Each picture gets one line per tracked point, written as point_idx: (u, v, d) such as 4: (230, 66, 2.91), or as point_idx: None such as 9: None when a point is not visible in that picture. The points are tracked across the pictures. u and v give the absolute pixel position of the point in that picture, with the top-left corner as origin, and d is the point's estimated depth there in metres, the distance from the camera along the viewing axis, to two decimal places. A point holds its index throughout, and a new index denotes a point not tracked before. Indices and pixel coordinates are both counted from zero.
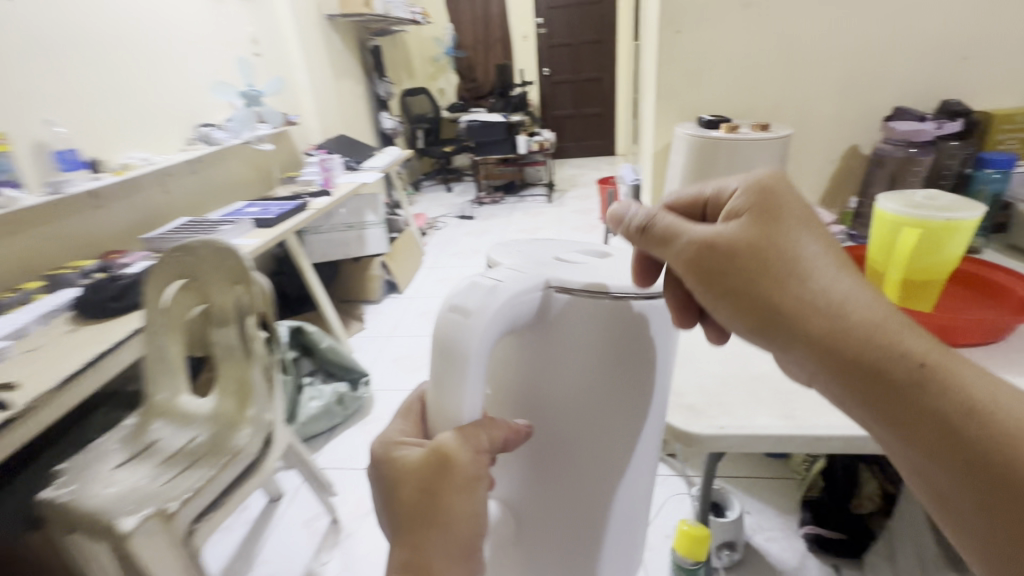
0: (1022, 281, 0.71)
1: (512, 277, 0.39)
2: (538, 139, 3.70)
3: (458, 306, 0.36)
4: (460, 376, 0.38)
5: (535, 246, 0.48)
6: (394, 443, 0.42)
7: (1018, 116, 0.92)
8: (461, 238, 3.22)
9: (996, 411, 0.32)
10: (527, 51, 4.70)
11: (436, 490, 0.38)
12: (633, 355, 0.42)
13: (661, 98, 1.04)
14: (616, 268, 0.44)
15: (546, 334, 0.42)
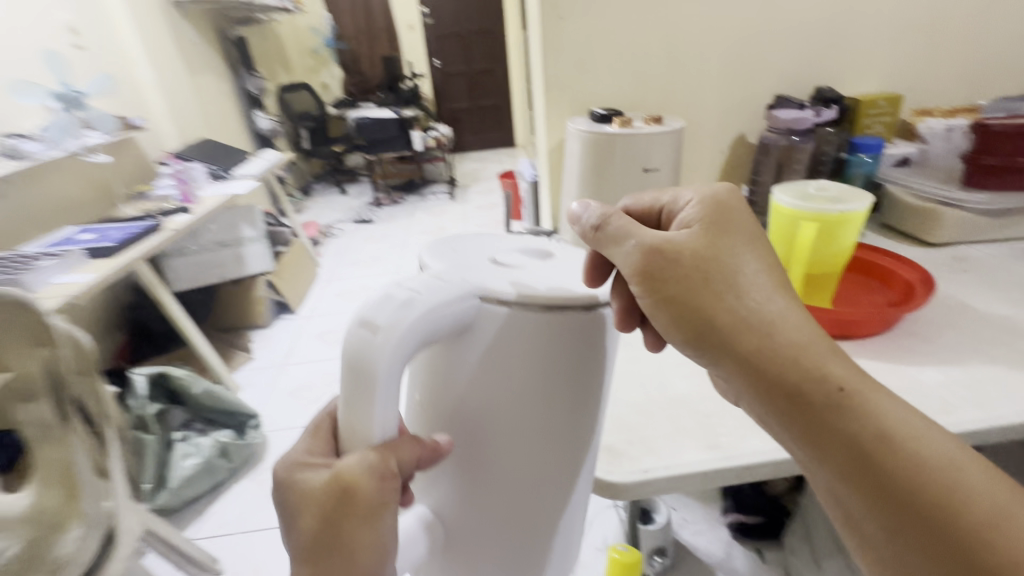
0: (902, 264, 0.75)
1: (435, 287, 0.35)
2: (434, 134, 3.55)
3: (367, 321, 0.33)
4: (369, 396, 0.34)
5: (478, 246, 0.45)
6: (298, 462, 0.37)
7: (880, 101, 0.97)
8: (360, 244, 2.99)
9: (903, 442, 0.32)
10: (415, 42, 4.50)
11: (339, 520, 0.34)
12: (566, 363, 0.39)
13: (551, 90, 0.96)
14: (549, 271, 0.41)
15: (475, 344, 0.38)
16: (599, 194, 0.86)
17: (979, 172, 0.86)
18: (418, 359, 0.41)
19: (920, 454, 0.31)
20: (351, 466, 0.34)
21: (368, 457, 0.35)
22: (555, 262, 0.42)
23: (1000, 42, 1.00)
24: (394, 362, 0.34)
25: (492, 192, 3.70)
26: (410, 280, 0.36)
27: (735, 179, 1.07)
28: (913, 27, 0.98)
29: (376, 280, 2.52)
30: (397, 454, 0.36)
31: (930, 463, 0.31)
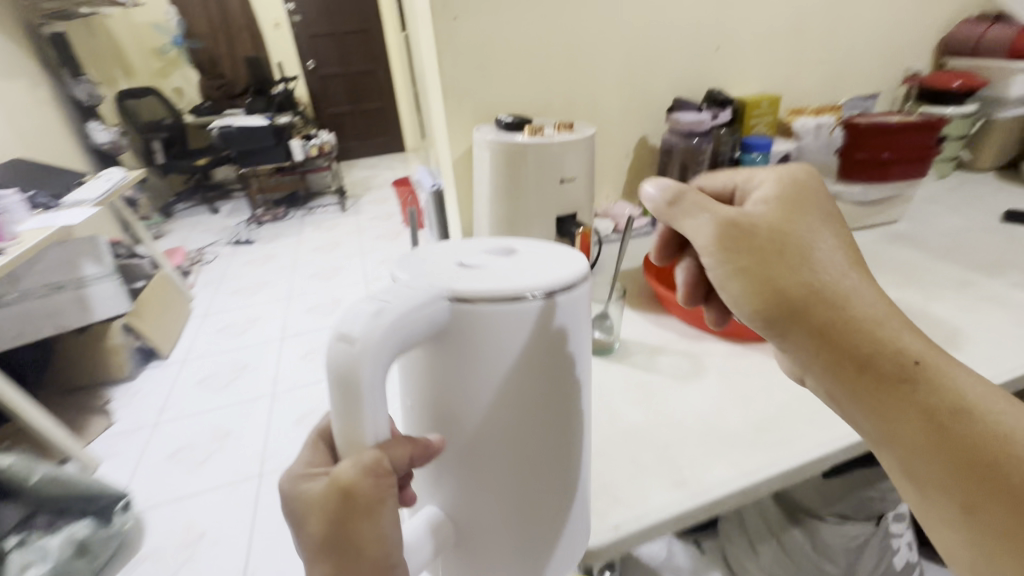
0: None
1: (407, 295, 0.33)
2: (316, 142, 3.26)
3: (342, 335, 0.30)
4: (350, 412, 0.32)
5: (448, 249, 0.42)
6: (296, 472, 0.35)
7: (763, 102, 1.03)
8: (240, 269, 2.65)
9: (983, 412, 0.30)
10: (282, 41, 4.09)
11: (340, 525, 0.31)
12: (550, 351, 0.38)
13: (450, 96, 0.87)
14: (518, 267, 0.39)
15: (455, 343, 0.36)
16: (516, 208, 0.80)
17: (853, 166, 0.92)
18: (402, 359, 0.39)
19: (1003, 426, 0.29)
20: (344, 468, 0.32)
21: (359, 458, 0.32)
22: (523, 257, 0.41)
23: (851, 47, 1.11)
24: (376, 373, 0.31)
25: (386, 200, 3.51)
26: (384, 288, 0.33)
27: (640, 181, 1.08)
28: (783, 33, 1.05)
29: (264, 308, 2.24)
30: (387, 454, 0.33)
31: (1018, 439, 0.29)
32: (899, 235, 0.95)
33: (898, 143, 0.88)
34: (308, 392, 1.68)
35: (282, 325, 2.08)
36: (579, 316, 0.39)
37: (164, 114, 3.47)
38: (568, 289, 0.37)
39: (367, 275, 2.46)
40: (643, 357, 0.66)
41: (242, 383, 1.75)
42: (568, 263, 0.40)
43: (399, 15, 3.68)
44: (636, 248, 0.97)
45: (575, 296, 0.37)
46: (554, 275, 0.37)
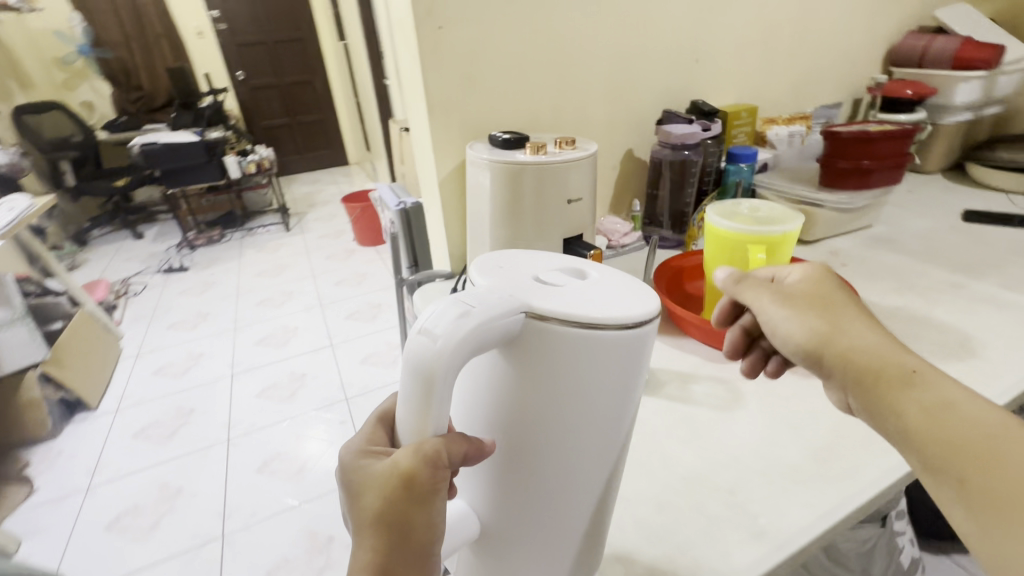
0: None
1: (490, 302, 0.35)
2: (253, 158, 3.04)
3: (425, 329, 0.34)
4: (422, 401, 0.35)
5: (527, 261, 0.45)
6: (359, 448, 0.38)
7: (742, 113, 1.03)
8: (175, 300, 2.41)
9: (965, 411, 0.33)
10: (207, 50, 3.80)
11: (397, 505, 0.35)
12: (613, 379, 0.39)
13: (436, 113, 0.80)
14: (597, 295, 0.40)
15: (524, 355, 0.38)
16: (519, 231, 0.74)
17: (836, 175, 0.94)
18: (466, 365, 0.41)
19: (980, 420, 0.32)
20: (405, 454, 0.35)
21: (421, 447, 0.35)
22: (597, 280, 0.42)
23: (814, 58, 1.15)
24: (451, 367, 0.34)
25: (334, 217, 3.33)
26: (470, 294, 0.36)
27: (626, 194, 1.05)
28: (755, 45, 1.07)
29: (206, 343, 2.03)
30: (446, 449, 0.36)
31: (998, 432, 0.31)
32: (879, 238, 0.98)
33: (877, 151, 0.90)
34: (270, 433, 1.54)
35: (231, 361, 1.90)
36: (647, 351, 0.39)
37: (72, 130, 3.11)
38: (644, 324, 0.37)
39: (322, 298, 2.31)
40: (676, 387, 0.62)
41: (191, 431, 1.57)
42: (635, 293, 0.41)
43: (337, 23, 3.52)
44: (633, 264, 0.94)
45: (647, 333, 0.38)
46: (624, 309, 0.37)
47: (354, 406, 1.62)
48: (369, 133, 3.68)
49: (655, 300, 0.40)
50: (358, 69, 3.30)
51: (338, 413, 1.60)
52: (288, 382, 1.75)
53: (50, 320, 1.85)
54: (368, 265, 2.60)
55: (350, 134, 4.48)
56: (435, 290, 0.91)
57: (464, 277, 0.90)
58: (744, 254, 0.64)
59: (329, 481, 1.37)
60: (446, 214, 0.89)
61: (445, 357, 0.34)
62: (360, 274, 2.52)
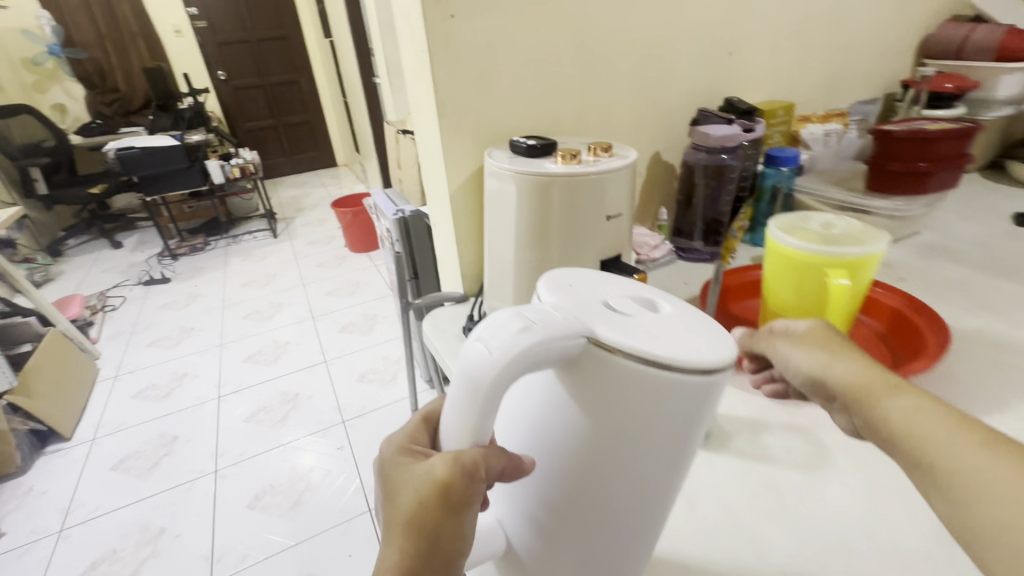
0: (895, 293, 0.67)
1: (553, 322, 0.34)
2: (237, 162, 2.90)
3: (483, 339, 0.33)
4: (471, 413, 0.35)
5: (601, 282, 0.41)
6: (400, 446, 0.40)
7: (779, 110, 0.94)
8: (156, 314, 2.28)
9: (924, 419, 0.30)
10: (186, 50, 3.63)
11: (431, 511, 0.36)
12: (672, 422, 0.36)
13: (449, 115, 0.70)
14: (671, 328, 0.36)
15: (579, 379, 0.36)
16: (549, 253, 0.64)
17: (887, 178, 0.86)
18: (530, 380, 0.41)
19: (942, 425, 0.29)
20: (442, 463, 0.35)
21: (459, 459, 0.35)
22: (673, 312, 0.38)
23: (847, 50, 1.07)
24: (502, 382, 0.33)
25: (323, 222, 3.20)
26: (536, 308, 0.35)
27: (653, 201, 0.96)
28: (789, 36, 0.97)
29: (191, 361, 1.90)
30: (484, 463, 0.36)
31: (965, 433, 0.28)
32: (932, 246, 0.89)
33: (936, 153, 0.81)
34: (262, 462, 1.42)
35: (217, 381, 1.77)
36: (712, 395, 0.36)
37: (44, 135, 2.95)
38: (714, 368, 0.34)
39: (313, 310, 2.19)
40: (748, 440, 0.53)
41: (175, 462, 1.45)
42: (708, 331, 0.37)
43: (322, 20, 3.38)
44: (667, 281, 0.85)
45: (717, 378, 0.34)
46: (698, 353, 0.34)
47: (352, 430, 1.51)
48: (358, 133, 3.55)
49: (727, 341, 0.35)
50: (346, 67, 3.17)
51: (334, 438, 1.49)
52: (280, 404, 1.64)
53: (17, 344, 1.72)
54: (361, 273, 2.48)
55: (338, 135, 4.34)
56: (447, 314, 0.81)
57: (480, 300, 0.79)
58: (818, 279, 0.55)
59: (327, 516, 1.25)
60: (460, 230, 0.79)
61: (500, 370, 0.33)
62: (353, 283, 2.40)
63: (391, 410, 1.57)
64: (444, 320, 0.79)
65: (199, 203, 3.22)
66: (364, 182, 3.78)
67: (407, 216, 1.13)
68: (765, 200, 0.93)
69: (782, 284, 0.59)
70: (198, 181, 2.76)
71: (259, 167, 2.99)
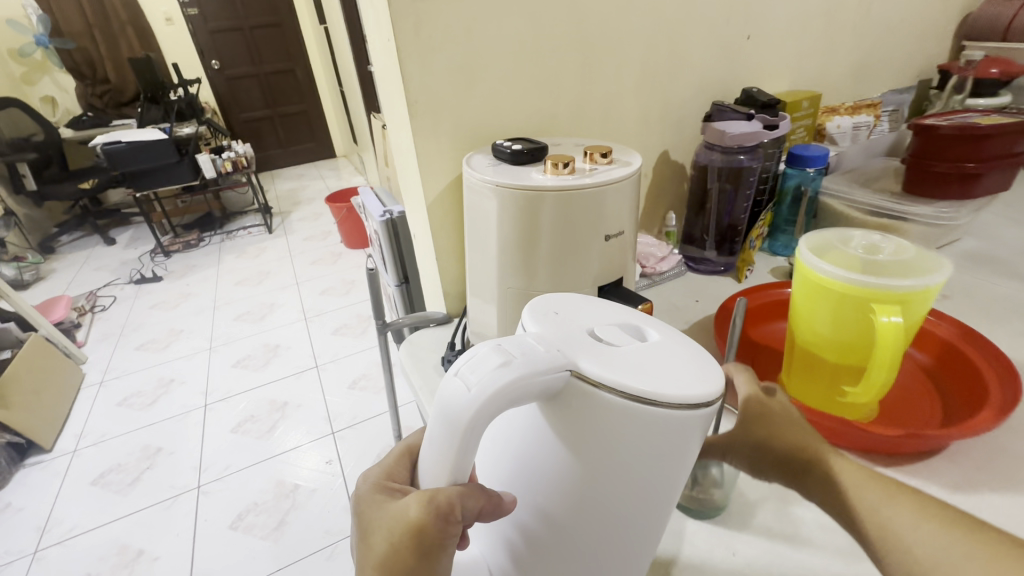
0: (952, 327, 0.57)
1: (533, 353, 0.27)
2: (229, 155, 2.80)
3: (460, 376, 0.27)
4: (452, 448, 0.29)
5: (591, 308, 0.34)
6: (377, 481, 0.35)
7: (803, 102, 0.83)
8: (146, 315, 2.21)
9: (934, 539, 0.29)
10: (178, 38, 3.52)
11: (405, 558, 0.30)
12: (653, 466, 0.29)
13: (423, 114, 0.60)
14: (658, 357, 0.29)
15: (556, 419, 0.30)
16: (537, 278, 0.55)
17: (928, 180, 0.76)
18: (504, 416, 0.34)
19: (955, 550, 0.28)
20: (415, 503, 0.30)
21: (434, 499, 0.30)
22: (664, 338, 0.31)
23: (879, 33, 0.96)
24: (480, 425, 0.27)
25: (320, 216, 3.11)
26: (516, 338, 0.29)
27: (661, 205, 0.86)
28: (816, 17, 0.86)
29: (178, 366, 1.83)
30: (461, 503, 0.30)
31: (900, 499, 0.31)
32: (977, 256, 0.79)
33: (987, 152, 0.71)
34: (246, 477, 1.36)
35: (205, 388, 1.70)
36: (705, 431, 0.29)
37: (34, 129, 2.85)
38: (706, 403, 0.27)
39: (306, 311, 2.10)
40: (773, 511, 0.44)
41: (157, 476, 1.39)
42: (699, 358, 0.30)
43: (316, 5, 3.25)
44: (675, 297, 0.75)
45: (707, 412, 0.28)
46: (690, 388, 0.27)
47: (342, 443, 1.43)
48: (355, 124, 3.44)
49: (713, 366, 0.29)
50: (340, 55, 3.04)
51: (322, 451, 1.42)
52: (268, 414, 1.57)
53: None
54: (356, 271, 2.40)
55: (336, 126, 4.23)
56: (427, 339, 0.72)
57: (463, 323, 0.70)
58: (865, 316, 0.45)
59: (312, 538, 1.19)
60: (441, 245, 0.69)
61: (476, 412, 0.27)
62: (348, 282, 2.31)
63: (384, 420, 1.49)
64: (423, 346, 0.70)
65: (193, 198, 3.14)
66: (363, 174, 3.68)
67: (395, 216, 0.98)
68: (787, 202, 0.83)
69: (819, 312, 0.48)
70: (189, 177, 2.68)
71: (252, 161, 2.89)
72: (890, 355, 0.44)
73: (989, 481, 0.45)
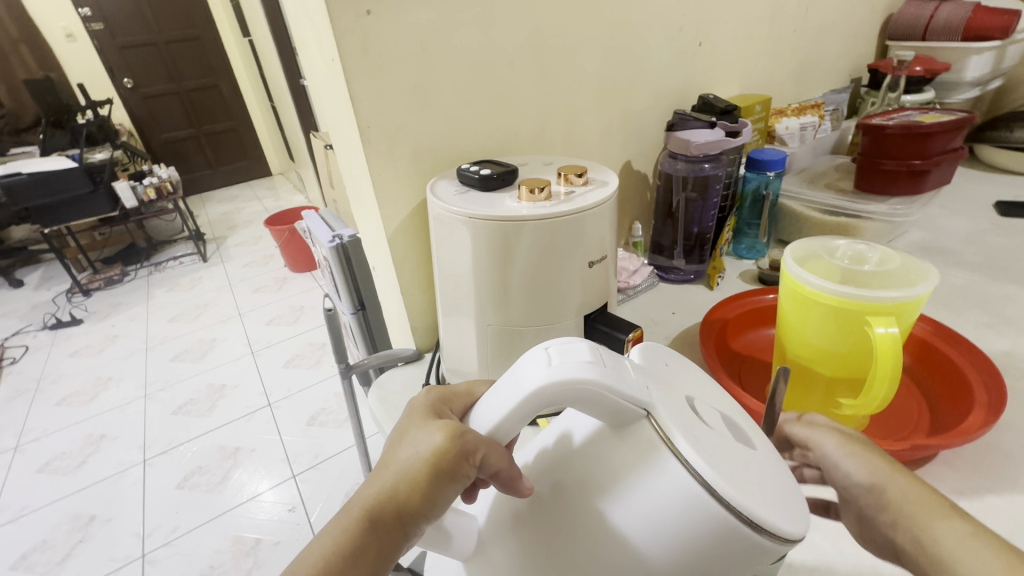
0: (927, 327, 0.58)
1: (625, 374, 0.27)
2: (152, 181, 2.58)
3: (550, 349, 0.27)
4: (503, 414, 0.28)
5: (697, 381, 0.34)
6: (432, 396, 0.34)
7: (755, 107, 0.85)
8: (66, 364, 1.98)
9: (890, 486, 0.31)
10: (81, 56, 3.24)
11: (416, 470, 0.30)
12: (683, 556, 0.26)
13: (377, 140, 0.55)
14: (751, 464, 0.27)
15: (617, 447, 0.28)
16: (518, 315, 0.51)
17: (880, 178, 0.78)
18: (557, 446, 0.32)
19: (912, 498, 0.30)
20: (449, 428, 0.30)
21: (463, 436, 0.29)
22: (767, 456, 0.29)
23: (815, 38, 0.99)
24: (538, 403, 0.27)
25: (259, 239, 2.93)
26: (617, 355, 0.28)
27: (629, 214, 0.85)
28: (759, 24, 0.88)
29: (106, 421, 1.64)
30: (485, 453, 0.29)
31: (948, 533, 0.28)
32: (926, 247, 0.82)
33: (932, 150, 0.74)
34: (198, 538, 1.23)
35: (142, 441, 1.54)
36: (768, 560, 0.26)
37: None
38: (778, 538, 0.24)
39: (253, 343, 1.96)
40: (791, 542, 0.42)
41: (91, 550, 1.23)
42: (796, 493, 0.28)
43: (238, 17, 3.08)
44: (652, 310, 0.74)
45: (776, 549, 0.25)
46: (777, 519, 0.24)
47: (304, 485, 1.33)
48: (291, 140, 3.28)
49: (806, 513, 0.26)
50: (269, 69, 2.89)
51: (282, 496, 1.31)
52: (218, 463, 1.43)
53: None
54: (304, 296, 2.26)
55: (270, 144, 4.02)
56: (397, 380, 0.66)
57: (438, 359, 0.65)
58: (860, 330, 0.44)
59: None
60: (404, 278, 0.64)
61: (544, 393, 0.26)
62: (297, 308, 2.18)
63: (348, 456, 1.40)
64: (395, 389, 0.64)
65: (112, 229, 2.87)
66: (303, 193, 3.51)
67: (345, 240, 0.90)
68: (748, 206, 0.84)
69: (814, 323, 0.47)
70: (107, 208, 2.43)
71: (179, 185, 2.68)
72: (889, 370, 0.42)
73: (988, 484, 0.45)
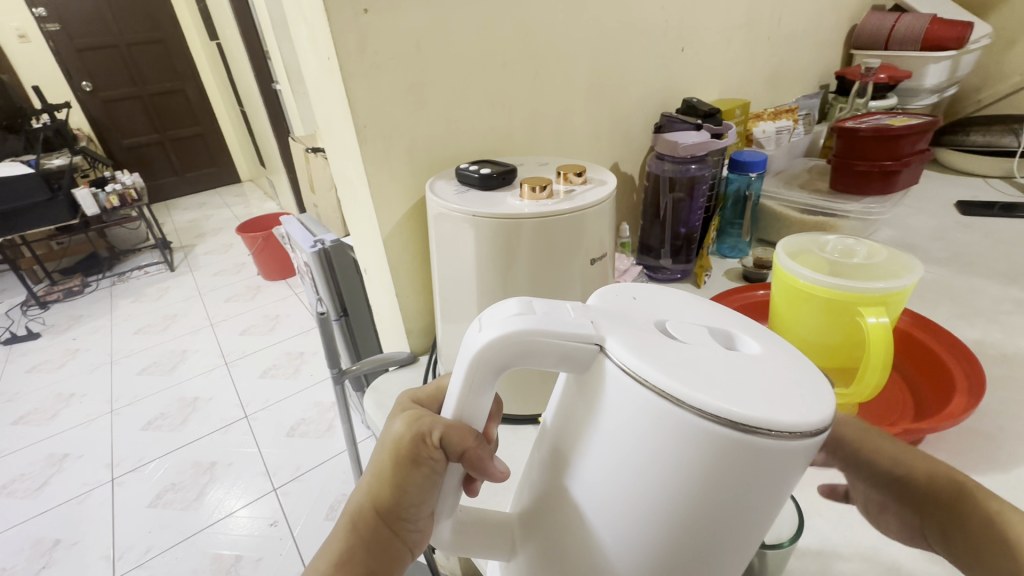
0: (912, 321, 0.60)
1: (562, 316, 0.25)
2: (114, 187, 2.47)
3: (483, 316, 0.26)
4: (459, 393, 0.27)
5: (677, 303, 0.30)
6: (407, 396, 0.35)
7: (735, 111, 0.87)
8: (22, 380, 1.87)
9: (910, 466, 0.35)
10: (36, 58, 3.08)
11: (385, 466, 0.31)
12: (699, 486, 0.23)
13: (374, 140, 0.54)
14: (734, 364, 0.24)
15: (590, 396, 0.26)
16: None
17: (853, 178, 0.82)
18: (549, 405, 0.30)
19: (930, 469, 0.35)
20: (406, 420, 0.31)
21: (418, 420, 0.30)
22: (764, 353, 0.25)
23: (787, 46, 1.03)
24: (490, 367, 0.26)
25: (230, 247, 2.85)
26: (554, 300, 0.27)
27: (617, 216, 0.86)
28: (737, 31, 0.91)
29: (67, 440, 1.55)
30: (443, 433, 0.29)
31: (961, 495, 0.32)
32: (897, 243, 0.86)
33: (902, 150, 0.78)
34: (173, 559, 1.18)
35: (110, 459, 1.46)
36: (793, 461, 0.22)
37: None
38: (779, 433, 0.21)
39: (226, 354, 1.89)
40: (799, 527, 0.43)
41: None
42: (806, 379, 0.24)
43: (205, 20, 3.00)
44: None
45: (790, 446, 0.21)
46: (773, 411, 0.21)
47: (286, 498, 1.29)
48: (261, 146, 3.20)
49: (819, 399, 0.22)
50: (238, 73, 2.82)
51: (262, 511, 1.27)
52: (193, 479, 1.38)
53: None
54: (279, 304, 2.21)
55: (238, 149, 3.92)
56: (392, 383, 0.65)
57: (434, 360, 0.65)
58: (851, 319, 0.46)
59: None
60: (400, 280, 0.63)
61: (486, 354, 0.25)
62: (272, 317, 2.12)
63: (332, 466, 1.37)
64: (390, 391, 0.64)
65: (71, 238, 2.74)
66: (274, 200, 3.42)
67: (328, 245, 0.88)
68: (730, 206, 0.86)
69: (811, 321, 0.49)
70: (66, 215, 2.32)
71: (144, 192, 2.58)
72: (882, 357, 0.43)
73: (972, 464, 0.47)
